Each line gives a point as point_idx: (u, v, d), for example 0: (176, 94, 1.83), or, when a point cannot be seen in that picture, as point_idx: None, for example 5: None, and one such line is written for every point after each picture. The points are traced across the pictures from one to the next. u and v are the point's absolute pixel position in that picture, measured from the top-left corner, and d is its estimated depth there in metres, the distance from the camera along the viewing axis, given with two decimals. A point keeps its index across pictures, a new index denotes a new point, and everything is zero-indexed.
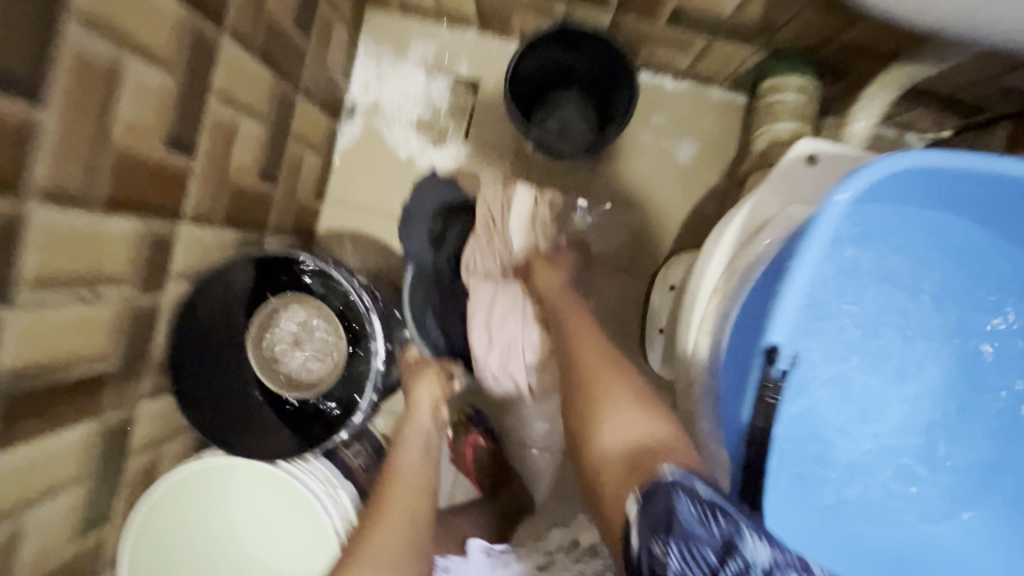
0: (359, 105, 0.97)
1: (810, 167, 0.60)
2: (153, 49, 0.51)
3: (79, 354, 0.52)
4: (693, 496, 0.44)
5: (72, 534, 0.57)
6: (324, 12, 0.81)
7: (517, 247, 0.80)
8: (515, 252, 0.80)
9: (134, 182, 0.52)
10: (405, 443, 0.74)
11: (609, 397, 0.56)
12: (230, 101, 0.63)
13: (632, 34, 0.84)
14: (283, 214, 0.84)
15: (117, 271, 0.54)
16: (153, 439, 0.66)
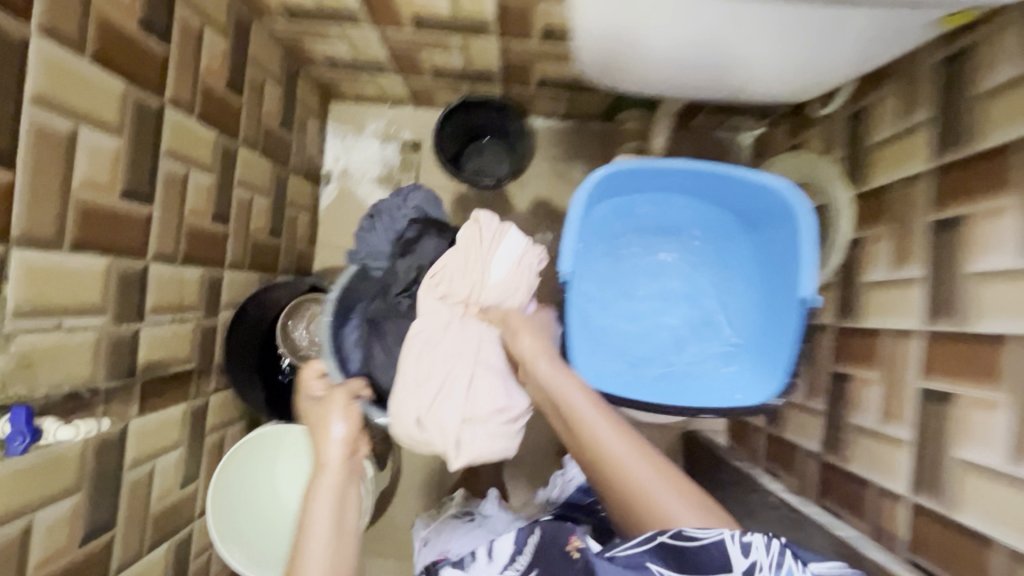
0: (333, 172, 1.30)
1: None
2: (202, 161, 0.82)
3: (176, 356, 0.81)
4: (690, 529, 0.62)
5: (180, 482, 0.85)
6: (299, 112, 1.14)
7: (494, 280, 0.85)
8: (489, 284, 0.85)
9: (197, 243, 0.83)
10: (323, 474, 0.75)
11: (649, 480, 0.69)
12: (243, 185, 0.95)
13: (520, 96, 1.17)
14: (287, 258, 1.15)
15: (192, 302, 0.84)
16: (219, 421, 0.95)
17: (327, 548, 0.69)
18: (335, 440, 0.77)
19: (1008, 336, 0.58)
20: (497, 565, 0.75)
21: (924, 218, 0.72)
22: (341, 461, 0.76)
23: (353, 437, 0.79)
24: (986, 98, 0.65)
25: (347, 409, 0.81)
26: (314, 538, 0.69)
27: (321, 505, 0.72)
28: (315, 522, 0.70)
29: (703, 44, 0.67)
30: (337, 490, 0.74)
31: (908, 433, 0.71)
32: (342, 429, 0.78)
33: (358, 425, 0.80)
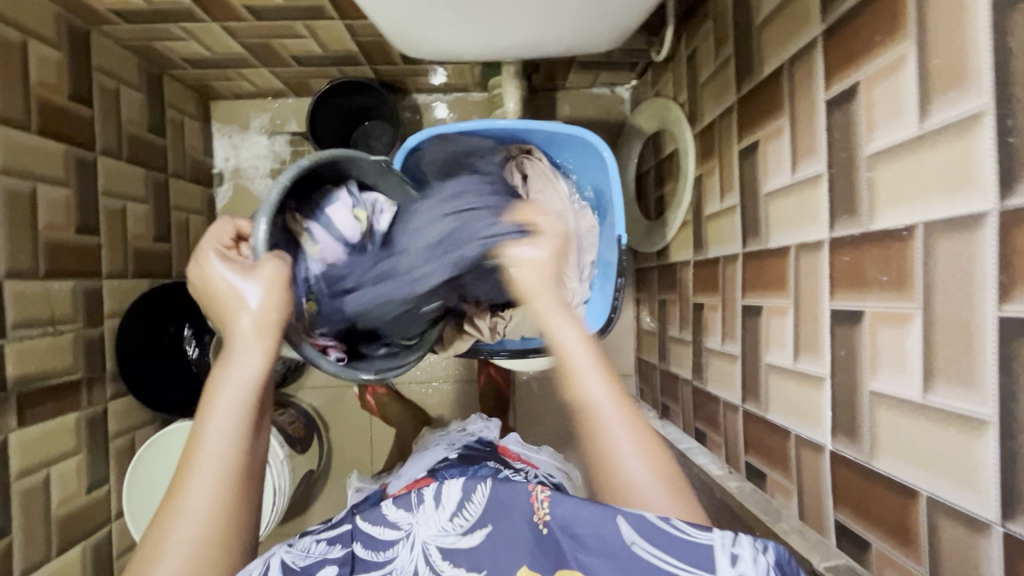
0: (225, 172, 1.30)
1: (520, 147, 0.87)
2: (50, 175, 0.84)
3: (59, 367, 0.84)
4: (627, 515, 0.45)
5: (85, 486, 0.89)
6: (173, 116, 1.15)
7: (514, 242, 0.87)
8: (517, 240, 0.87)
9: (62, 257, 0.86)
10: (236, 351, 0.54)
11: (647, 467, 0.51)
12: (113, 194, 0.97)
13: (393, 74, 1.19)
14: (183, 261, 1.17)
15: (67, 314, 0.86)
16: (124, 428, 0.99)
17: (232, 444, 0.52)
18: (251, 312, 0.54)
19: (786, 246, 0.64)
20: (447, 511, 0.55)
21: (735, 148, 0.77)
22: (265, 345, 0.54)
23: (273, 319, 0.55)
24: (761, 28, 0.69)
25: (281, 281, 0.55)
26: (216, 432, 0.52)
27: (231, 400, 0.52)
28: (218, 416, 0.52)
29: (505, 18, 0.71)
30: (252, 386, 0.53)
31: (738, 348, 0.77)
32: (264, 302, 0.54)
33: (283, 307, 0.55)
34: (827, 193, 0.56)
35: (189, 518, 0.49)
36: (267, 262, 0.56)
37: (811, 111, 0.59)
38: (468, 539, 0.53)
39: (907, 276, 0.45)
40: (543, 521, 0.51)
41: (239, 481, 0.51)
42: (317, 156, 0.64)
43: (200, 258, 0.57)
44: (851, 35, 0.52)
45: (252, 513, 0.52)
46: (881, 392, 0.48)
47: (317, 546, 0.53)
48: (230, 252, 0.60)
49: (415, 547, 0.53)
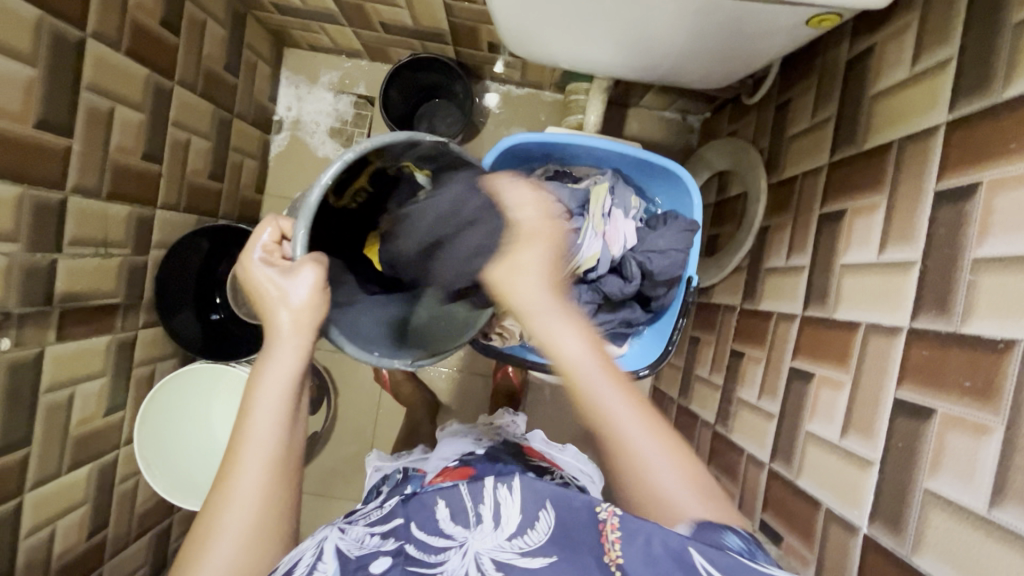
0: (285, 121, 1.29)
1: (597, 168, 0.87)
2: (129, 98, 0.83)
3: (103, 288, 0.85)
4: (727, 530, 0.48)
5: (104, 409, 0.90)
6: (248, 56, 1.13)
7: None
8: None
9: (126, 181, 0.85)
10: (276, 347, 0.56)
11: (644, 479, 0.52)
12: (183, 126, 0.96)
13: (473, 58, 1.18)
14: (231, 204, 1.16)
15: (119, 238, 0.86)
16: (149, 357, 0.99)
17: (273, 440, 0.53)
18: (290, 308, 0.57)
19: (855, 322, 0.64)
20: (505, 532, 0.51)
21: (815, 211, 0.76)
22: (303, 340, 0.57)
23: (309, 318, 0.57)
24: (873, 100, 0.68)
25: (320, 281, 0.58)
26: (255, 430, 0.53)
27: (270, 396, 0.54)
28: (258, 414, 0.53)
29: (585, 21, 0.67)
30: (289, 382, 0.55)
31: (776, 408, 0.77)
32: (302, 298, 0.57)
33: (320, 309, 0.58)
34: (917, 283, 0.56)
35: (237, 507, 0.51)
36: (306, 264, 0.59)
37: (916, 198, 0.58)
38: (527, 560, 0.47)
39: (995, 388, 0.46)
40: (614, 564, 0.45)
41: (280, 475, 0.53)
42: (367, 146, 0.62)
43: (245, 261, 0.59)
44: (980, 136, 0.52)
45: (291, 508, 0.54)
46: (937, 493, 0.49)
47: (371, 539, 0.53)
48: (273, 256, 0.61)
49: (467, 554, 0.48)
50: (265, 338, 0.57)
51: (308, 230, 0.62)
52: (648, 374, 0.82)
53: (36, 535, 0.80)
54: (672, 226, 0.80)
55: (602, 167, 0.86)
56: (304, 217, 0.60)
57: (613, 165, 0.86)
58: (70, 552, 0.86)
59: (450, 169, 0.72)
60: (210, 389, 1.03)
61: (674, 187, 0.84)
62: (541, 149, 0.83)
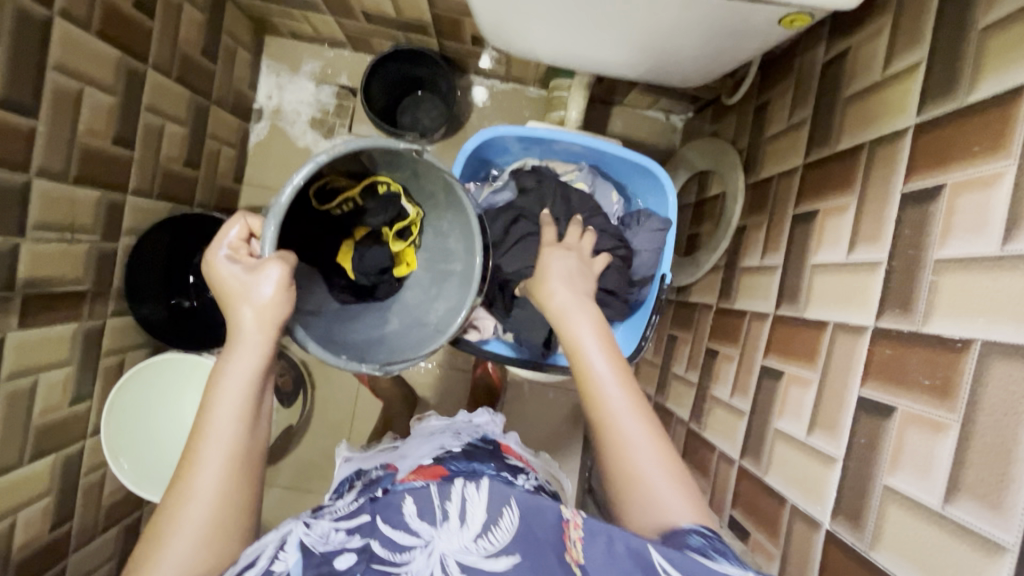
0: (265, 110, 1.27)
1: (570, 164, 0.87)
2: (100, 80, 0.81)
3: (68, 274, 0.82)
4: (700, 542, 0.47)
5: (69, 399, 0.88)
6: (227, 42, 1.11)
7: None
8: None
9: (95, 166, 0.83)
10: (240, 344, 0.55)
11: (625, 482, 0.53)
12: (157, 111, 0.94)
13: (457, 51, 1.17)
14: (207, 192, 1.14)
15: (87, 224, 0.84)
16: (118, 347, 0.97)
17: (235, 432, 0.53)
18: (253, 305, 0.56)
19: (823, 321, 0.65)
20: (471, 531, 0.49)
21: (789, 212, 0.77)
22: (267, 336, 0.56)
23: (273, 314, 0.57)
24: (847, 102, 0.69)
25: (286, 277, 0.57)
26: (219, 423, 0.53)
27: (232, 390, 0.54)
28: (222, 408, 0.53)
29: (561, 15, 0.66)
30: (252, 378, 0.55)
31: (747, 405, 0.77)
32: (268, 295, 0.56)
33: (286, 306, 0.57)
34: (882, 283, 0.56)
35: (197, 501, 0.50)
36: (271, 260, 0.58)
37: (884, 199, 0.59)
38: (492, 562, 0.47)
39: (952, 386, 0.46)
40: (575, 562, 0.47)
41: (242, 465, 0.53)
42: (340, 152, 0.60)
43: (209, 258, 0.59)
44: (947, 138, 0.52)
45: (253, 501, 0.53)
46: (896, 489, 0.50)
47: (337, 534, 0.51)
48: (239, 252, 0.61)
49: (433, 556, 0.48)
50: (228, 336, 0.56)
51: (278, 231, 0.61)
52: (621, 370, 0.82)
53: None
54: (645, 224, 0.81)
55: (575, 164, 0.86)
56: (273, 221, 0.59)
57: (587, 162, 0.86)
58: (31, 545, 0.84)
59: (424, 172, 0.70)
60: (179, 380, 1.01)
61: (652, 185, 0.84)
62: (516, 143, 0.83)
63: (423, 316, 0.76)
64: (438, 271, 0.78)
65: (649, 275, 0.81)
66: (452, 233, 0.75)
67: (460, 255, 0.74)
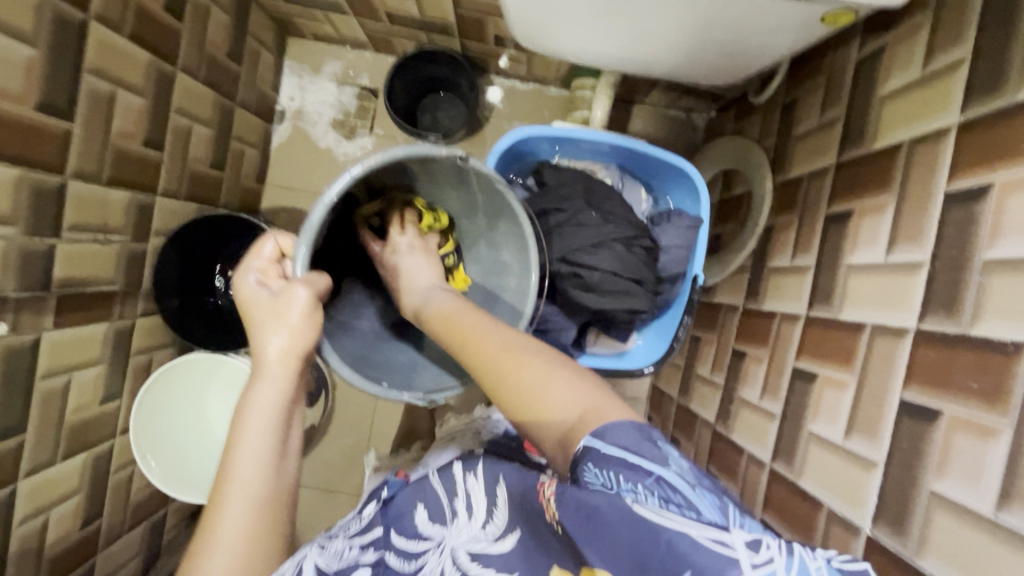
0: (288, 111, 1.28)
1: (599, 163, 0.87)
2: (131, 83, 0.82)
3: (100, 275, 0.83)
4: (596, 461, 0.43)
5: (100, 397, 0.89)
6: (252, 44, 1.12)
7: None
8: None
9: (127, 168, 0.84)
10: (264, 377, 0.57)
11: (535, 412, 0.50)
12: (184, 113, 0.95)
13: (478, 51, 1.17)
14: (231, 193, 1.15)
15: (118, 224, 0.85)
16: (146, 347, 0.98)
17: (263, 468, 0.54)
18: (283, 333, 0.58)
19: (861, 323, 0.63)
20: (478, 522, 0.55)
21: (822, 212, 0.76)
22: (292, 368, 0.58)
23: (300, 346, 0.58)
24: (883, 100, 0.68)
25: (310, 304, 0.59)
26: (246, 461, 0.53)
27: (259, 426, 0.55)
28: (248, 444, 0.54)
29: (595, 12, 0.66)
30: (276, 413, 0.56)
31: (779, 408, 0.76)
32: (294, 322, 0.58)
33: (309, 335, 0.59)
34: (925, 285, 0.55)
35: (223, 549, 0.50)
36: (295, 285, 0.60)
37: (925, 199, 0.58)
38: (500, 544, 0.50)
39: (1004, 391, 0.45)
40: (556, 520, 0.44)
41: (274, 501, 0.53)
42: (377, 160, 0.61)
43: (239, 283, 0.62)
44: (995, 137, 0.51)
45: (282, 538, 0.54)
46: (943, 495, 0.49)
47: (350, 550, 0.56)
48: (269, 274, 0.63)
49: (445, 553, 0.53)
50: (255, 367, 0.58)
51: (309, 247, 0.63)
52: (654, 371, 0.81)
53: (30, 523, 0.79)
54: (676, 224, 0.81)
55: (603, 164, 0.86)
56: (306, 233, 0.61)
57: (616, 160, 0.85)
58: (63, 541, 0.86)
59: (470, 178, 0.70)
60: (203, 378, 1.02)
61: (684, 185, 0.83)
62: (548, 141, 0.82)
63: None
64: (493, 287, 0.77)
65: (681, 273, 0.81)
66: (505, 244, 0.75)
67: (514, 266, 0.74)
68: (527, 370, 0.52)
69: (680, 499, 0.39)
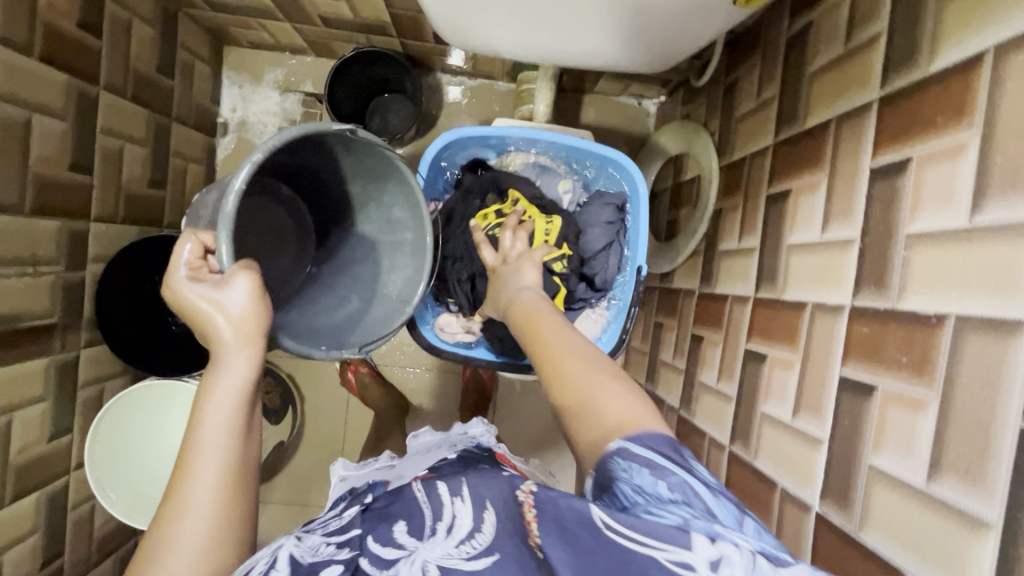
0: (231, 123, 1.24)
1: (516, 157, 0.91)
2: (48, 107, 0.78)
3: (33, 309, 0.80)
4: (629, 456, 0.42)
5: (47, 434, 0.86)
6: (184, 57, 1.08)
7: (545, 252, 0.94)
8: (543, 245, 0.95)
9: (53, 195, 0.81)
10: (223, 359, 0.51)
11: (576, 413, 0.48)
12: (113, 133, 0.92)
13: (420, 51, 1.15)
14: (176, 212, 1.12)
15: (48, 255, 0.81)
16: (95, 378, 0.95)
17: (229, 442, 0.48)
18: (228, 316, 0.52)
19: (802, 302, 0.64)
20: (453, 539, 0.46)
21: (763, 191, 0.76)
22: (253, 348, 0.52)
23: (255, 326, 0.53)
24: (813, 76, 0.68)
25: (257, 286, 0.54)
26: (209, 437, 0.47)
27: (223, 406, 0.49)
28: (212, 420, 0.48)
29: (517, 7, 0.65)
30: (244, 390, 0.50)
31: (734, 390, 0.77)
32: (243, 306, 0.53)
33: (262, 317, 0.53)
34: (857, 260, 0.56)
35: (192, 515, 0.45)
36: (237, 272, 0.54)
37: (853, 175, 0.58)
38: (472, 563, 0.43)
39: (929, 362, 0.46)
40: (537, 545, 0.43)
41: (239, 478, 0.47)
42: (269, 146, 0.56)
43: (172, 282, 0.54)
44: (911, 109, 0.51)
45: (252, 510, 0.48)
46: (881, 469, 0.50)
47: (326, 548, 0.48)
48: (200, 270, 0.56)
49: (415, 564, 0.44)
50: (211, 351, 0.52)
51: (233, 239, 0.55)
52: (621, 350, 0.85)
53: None
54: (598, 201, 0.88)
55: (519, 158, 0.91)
56: (228, 206, 0.53)
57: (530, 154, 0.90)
58: None
59: (360, 147, 0.66)
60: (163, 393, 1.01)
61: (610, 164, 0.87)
62: (461, 147, 0.87)
63: (384, 290, 0.72)
64: (390, 241, 0.73)
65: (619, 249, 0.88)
66: (395, 202, 0.70)
67: (408, 222, 0.71)
68: (570, 372, 0.51)
69: (703, 506, 0.39)
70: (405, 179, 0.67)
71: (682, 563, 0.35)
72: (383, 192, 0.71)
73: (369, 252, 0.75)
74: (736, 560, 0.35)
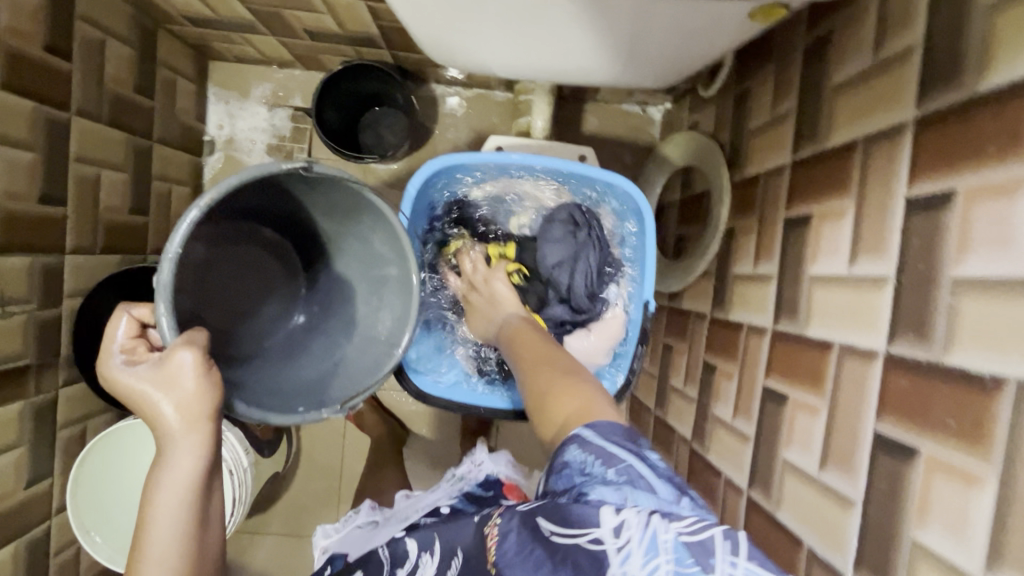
0: (218, 141, 1.19)
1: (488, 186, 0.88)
2: (12, 137, 0.73)
3: (3, 352, 0.75)
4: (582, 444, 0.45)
5: (24, 481, 0.81)
6: (165, 75, 1.04)
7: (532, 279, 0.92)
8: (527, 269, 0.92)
9: (22, 230, 0.76)
10: (169, 450, 0.48)
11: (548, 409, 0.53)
12: (88, 161, 0.87)
13: (411, 63, 1.09)
14: (160, 237, 1.07)
15: (19, 293, 0.77)
16: (76, 417, 0.91)
17: (180, 541, 0.47)
18: (172, 399, 0.48)
19: (827, 341, 0.58)
20: None
21: (781, 214, 0.70)
22: (200, 434, 0.48)
23: (201, 409, 0.48)
24: (835, 91, 0.61)
25: (201, 364, 0.49)
26: (158, 538, 0.46)
27: (169, 505, 0.47)
28: (160, 520, 0.47)
29: (508, 25, 0.59)
30: (192, 485, 0.48)
31: (751, 429, 0.71)
32: (188, 385, 0.48)
33: (209, 398, 0.49)
34: (892, 302, 0.50)
35: None
36: (178, 348, 0.49)
37: (885, 205, 0.52)
38: None
39: (985, 432, 0.40)
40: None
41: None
42: (214, 196, 0.52)
43: (106, 367, 0.49)
44: (955, 135, 0.45)
45: None
46: (926, 546, 0.44)
47: None
48: (138, 351, 0.52)
49: None
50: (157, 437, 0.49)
51: (173, 310, 0.51)
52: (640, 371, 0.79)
53: None
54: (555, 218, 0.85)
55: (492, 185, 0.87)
56: (163, 276, 0.50)
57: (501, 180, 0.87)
58: None
59: (324, 183, 0.62)
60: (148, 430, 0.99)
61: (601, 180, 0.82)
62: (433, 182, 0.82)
63: (372, 331, 0.67)
64: (374, 278, 0.68)
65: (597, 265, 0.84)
66: (374, 236, 0.65)
67: (390, 256, 0.65)
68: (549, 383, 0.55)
69: (647, 486, 0.41)
70: (379, 212, 0.62)
71: (594, 537, 0.38)
72: (361, 226, 0.66)
73: (353, 291, 0.70)
74: (634, 526, 0.37)
